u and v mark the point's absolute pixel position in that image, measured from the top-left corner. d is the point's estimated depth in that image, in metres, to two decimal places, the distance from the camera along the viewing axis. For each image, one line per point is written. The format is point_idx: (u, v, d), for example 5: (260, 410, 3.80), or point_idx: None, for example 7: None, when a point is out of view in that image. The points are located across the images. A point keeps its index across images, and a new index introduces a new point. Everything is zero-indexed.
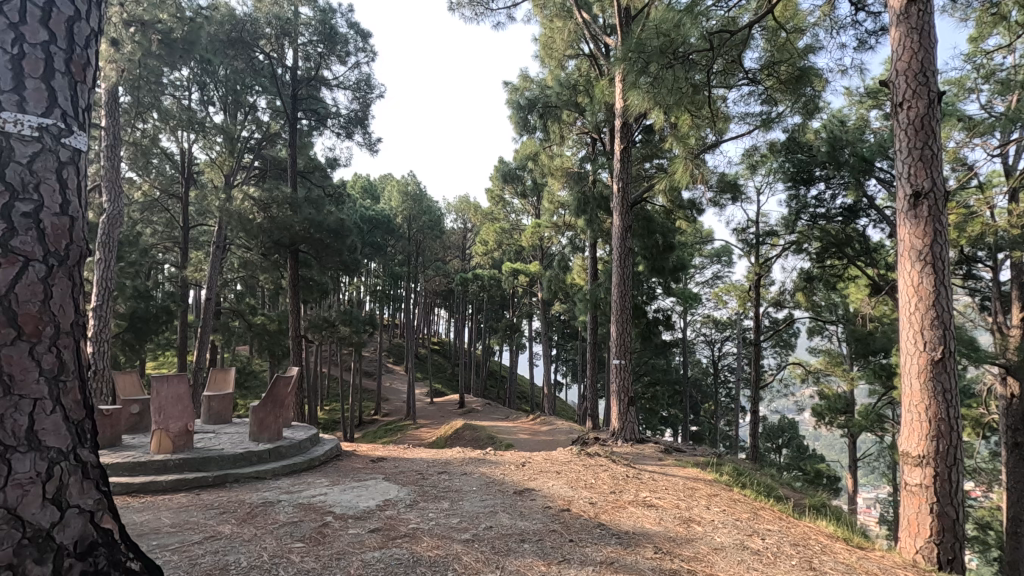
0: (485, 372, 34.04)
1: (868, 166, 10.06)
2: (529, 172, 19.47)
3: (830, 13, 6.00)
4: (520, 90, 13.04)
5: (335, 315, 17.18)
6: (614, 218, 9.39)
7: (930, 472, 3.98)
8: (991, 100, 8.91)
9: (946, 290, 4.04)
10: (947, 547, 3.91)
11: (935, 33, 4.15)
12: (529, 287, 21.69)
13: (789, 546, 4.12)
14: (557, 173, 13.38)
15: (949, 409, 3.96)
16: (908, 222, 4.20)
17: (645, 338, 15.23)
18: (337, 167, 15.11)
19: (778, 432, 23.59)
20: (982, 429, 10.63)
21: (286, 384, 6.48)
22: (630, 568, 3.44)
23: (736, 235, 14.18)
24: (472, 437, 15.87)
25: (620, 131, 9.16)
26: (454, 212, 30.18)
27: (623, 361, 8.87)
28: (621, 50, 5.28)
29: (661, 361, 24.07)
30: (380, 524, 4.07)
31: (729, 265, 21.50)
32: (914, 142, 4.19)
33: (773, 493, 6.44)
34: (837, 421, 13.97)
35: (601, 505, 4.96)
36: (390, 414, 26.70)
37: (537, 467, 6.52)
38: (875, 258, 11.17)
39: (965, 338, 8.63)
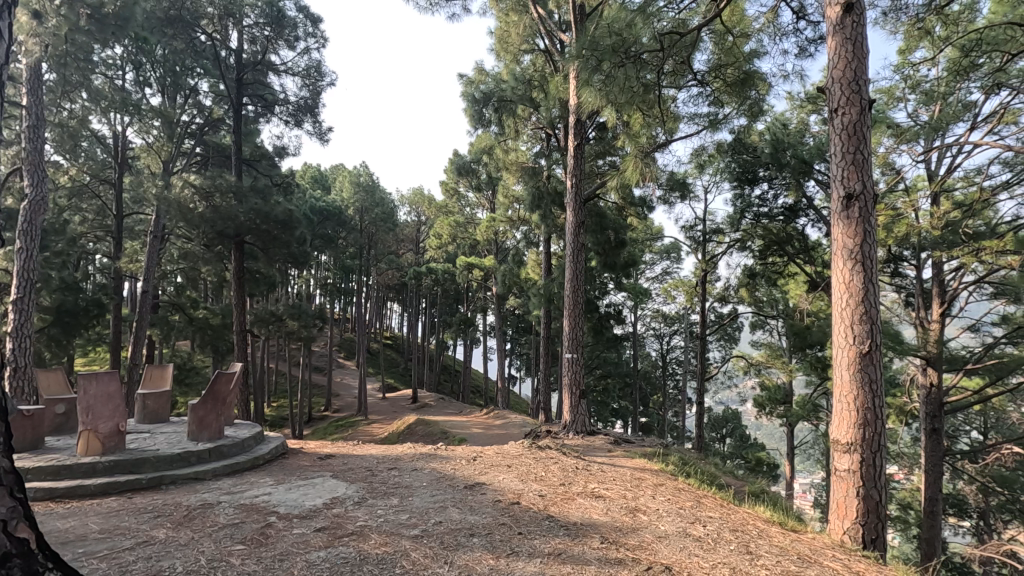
0: (439, 366, 33.85)
1: (807, 168, 10.58)
2: (484, 165, 19.43)
3: (775, 20, 6.25)
4: (475, 83, 12.96)
5: (283, 309, 16.62)
6: (567, 214, 9.48)
7: (856, 459, 4.23)
8: (917, 109, 9.50)
9: (874, 287, 4.30)
10: (871, 527, 4.19)
11: (867, 44, 4.39)
12: (483, 281, 21.71)
13: (729, 532, 4.29)
14: (511, 167, 13.33)
15: (874, 399, 4.22)
16: (841, 221, 4.43)
17: (597, 332, 15.51)
18: (286, 156, 14.54)
19: (722, 423, 24.63)
20: (905, 417, 11.36)
21: (228, 381, 6.24)
22: (577, 559, 3.50)
23: (683, 232, 14.66)
24: (425, 432, 15.76)
25: (573, 127, 9.28)
26: (408, 205, 29.79)
27: (575, 354, 9.01)
28: (574, 48, 5.34)
29: (613, 354, 24.58)
30: (326, 523, 3.98)
31: (678, 261, 22.16)
32: (847, 146, 4.43)
33: (716, 481, 6.70)
34: (776, 411, 14.65)
35: (550, 497, 5.03)
36: (341, 410, 26.17)
37: (488, 461, 6.52)
38: (813, 256, 11.75)
39: (891, 332, 9.25)
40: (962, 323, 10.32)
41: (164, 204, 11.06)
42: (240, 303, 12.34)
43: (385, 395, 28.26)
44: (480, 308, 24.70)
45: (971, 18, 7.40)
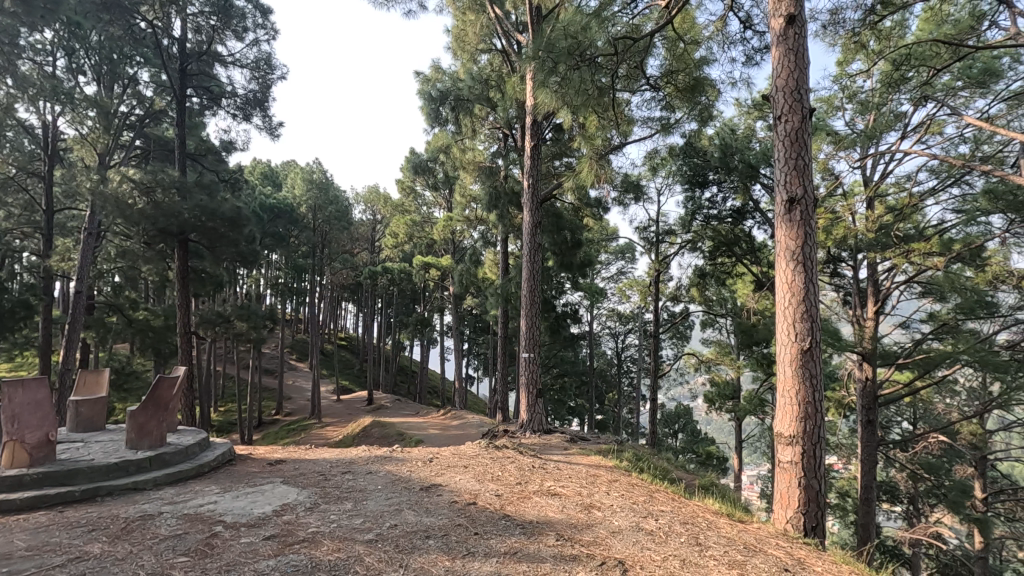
0: (395, 367, 33.37)
1: (753, 172, 11.01)
2: (441, 164, 19.29)
3: (723, 28, 6.47)
4: (432, 81, 12.82)
5: (230, 310, 16.00)
6: (524, 214, 9.51)
7: (798, 451, 4.43)
8: (853, 118, 10.03)
9: (814, 286, 4.51)
10: (811, 516, 4.40)
11: (808, 55, 4.61)
12: (440, 281, 21.57)
13: (679, 525, 4.41)
14: (469, 167, 13.31)
15: (814, 393, 4.43)
16: (784, 224, 4.63)
17: (554, 332, 15.64)
18: (234, 151, 13.99)
19: (674, 418, 25.34)
20: (843, 409, 12.02)
21: (170, 386, 5.97)
22: (532, 557, 3.53)
23: (637, 232, 14.98)
24: (381, 434, 15.50)
25: (530, 128, 9.35)
26: (363, 203, 29.25)
27: (533, 353, 9.07)
28: (531, 49, 5.37)
29: (570, 353, 24.85)
30: (276, 531, 3.86)
31: (632, 261, 22.63)
32: (790, 152, 4.63)
33: (668, 476, 6.88)
34: (725, 406, 15.17)
35: (506, 497, 5.03)
36: (293, 413, 25.42)
37: (444, 462, 6.48)
38: (759, 257, 12.22)
39: (830, 329, 9.73)
40: (894, 320, 10.98)
41: (100, 199, 10.45)
42: (185, 303, 11.81)
43: (339, 397, 27.63)
44: (437, 307, 24.49)
45: (901, 34, 7.89)
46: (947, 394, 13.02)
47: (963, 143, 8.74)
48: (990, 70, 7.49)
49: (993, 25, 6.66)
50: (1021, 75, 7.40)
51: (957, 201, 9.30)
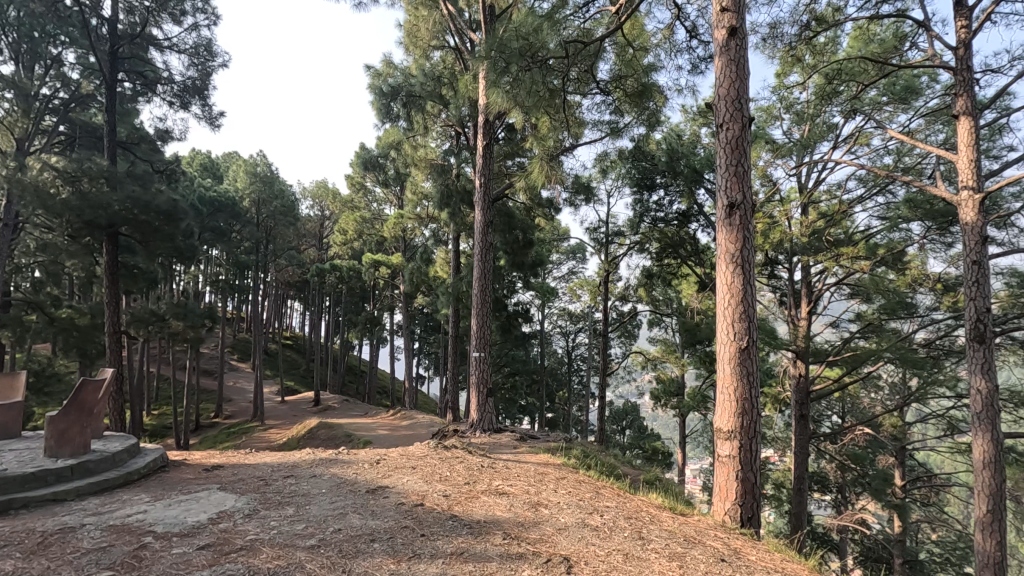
0: (343, 367, 32.57)
1: (698, 176, 11.36)
2: (391, 160, 18.97)
3: (670, 37, 6.67)
4: (383, 76, 12.57)
5: (165, 308, 15.16)
6: (476, 213, 9.48)
7: (736, 445, 4.62)
8: (790, 128, 10.54)
9: (751, 287, 4.73)
10: (747, 507, 4.60)
11: (748, 66, 4.82)
12: (390, 279, 21.24)
13: (623, 520, 4.52)
14: (420, 164, 13.17)
15: (751, 389, 4.64)
16: (725, 228, 4.82)
17: (505, 331, 15.68)
18: (171, 140, 13.27)
19: (622, 415, 25.91)
20: (779, 405, 12.63)
21: (96, 390, 5.62)
22: (479, 556, 3.53)
23: (588, 233, 15.24)
24: (328, 436, 15.10)
25: (482, 127, 9.34)
26: (310, 198, 28.38)
27: (483, 352, 9.07)
28: (482, 48, 5.37)
29: (521, 352, 24.99)
30: (211, 540, 3.69)
31: (583, 261, 23.01)
32: (731, 159, 4.82)
33: (614, 472, 7.03)
34: (670, 402, 15.64)
35: (454, 497, 5.01)
36: (233, 416, 24.38)
37: (392, 464, 6.38)
38: (703, 259, 12.65)
39: (766, 328, 10.20)
40: (825, 319, 11.61)
41: (17, 187, 9.66)
42: (113, 300, 11.11)
43: (283, 398, 26.71)
44: (387, 306, 24.05)
45: (833, 50, 8.35)
46: (872, 389, 13.93)
47: (888, 154, 9.36)
48: (912, 88, 8.06)
49: (915, 46, 7.17)
50: (937, 93, 8.00)
51: (882, 208, 9.97)
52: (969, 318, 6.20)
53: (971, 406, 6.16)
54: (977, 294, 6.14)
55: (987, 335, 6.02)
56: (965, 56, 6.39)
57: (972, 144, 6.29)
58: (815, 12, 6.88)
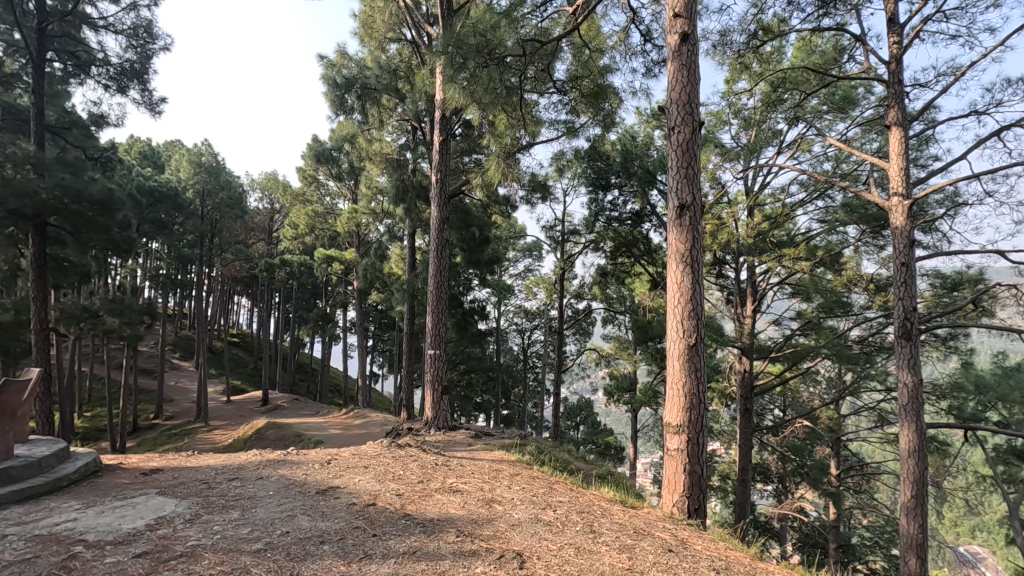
0: (293, 365, 31.63)
1: (651, 177, 11.62)
2: (345, 154, 18.56)
3: (626, 39, 6.79)
4: (337, 67, 12.25)
5: (99, 304, 14.31)
6: (432, 209, 9.38)
7: (684, 439, 4.76)
8: (737, 133, 10.94)
9: (700, 287, 4.89)
10: (694, 499, 4.77)
11: (698, 72, 4.97)
12: (344, 275, 20.77)
13: (576, 514, 4.60)
14: (375, 158, 12.94)
15: (698, 385, 4.80)
16: (675, 229, 4.96)
17: (461, 328, 15.60)
18: (106, 126, 12.52)
19: (576, 411, 26.27)
20: (725, 400, 13.11)
21: (21, 391, 5.26)
22: (432, 555, 3.51)
23: (544, 231, 15.37)
24: (276, 436, 14.64)
25: (439, 123, 9.26)
26: (259, 191, 27.38)
27: (438, 350, 9.00)
28: (439, 42, 5.31)
29: (477, 350, 24.93)
30: (149, 548, 3.52)
31: (539, 259, 23.19)
32: (681, 161, 4.96)
33: (567, 467, 7.13)
34: (623, 398, 15.99)
35: (408, 496, 4.97)
36: (175, 417, 23.30)
37: (344, 464, 6.25)
38: (655, 258, 12.94)
39: (713, 325, 10.56)
40: (769, 317, 12.11)
41: None
42: (40, 294, 10.39)
43: (229, 398, 25.71)
44: (340, 303, 23.50)
45: (778, 59, 8.71)
46: (810, 383, 14.65)
47: (827, 160, 9.85)
48: (849, 98, 8.52)
49: (852, 58, 7.57)
50: (872, 104, 8.49)
51: (821, 212, 10.47)
52: (898, 316, 6.60)
53: (898, 398, 6.58)
54: (905, 294, 6.53)
55: (913, 332, 6.44)
56: (896, 71, 6.80)
57: (902, 153, 6.69)
58: (761, 22, 7.17)
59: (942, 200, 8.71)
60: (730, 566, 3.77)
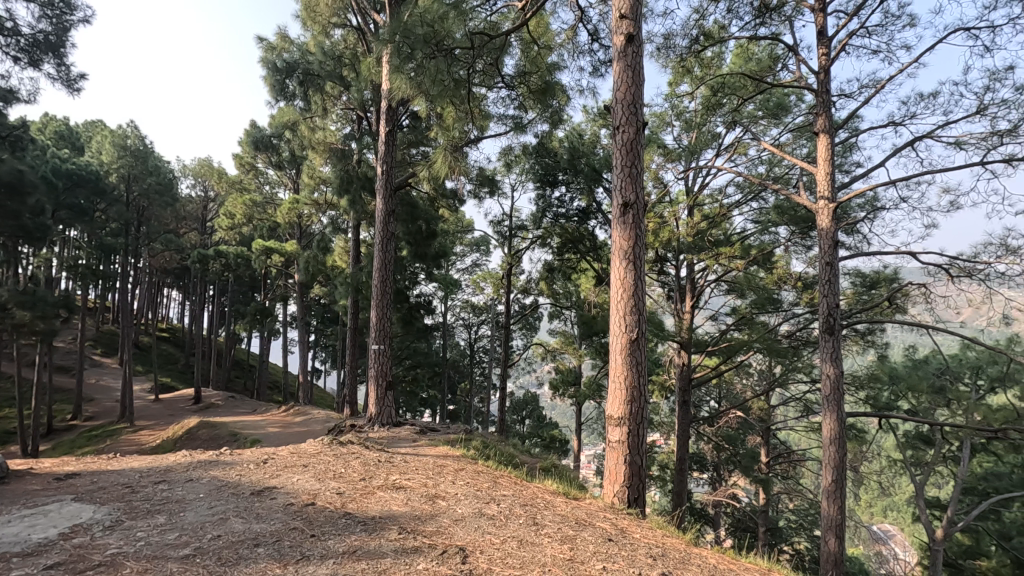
0: (229, 361, 30.23)
1: (597, 175, 11.81)
2: (286, 142, 17.83)
3: (573, 38, 6.87)
4: (277, 50, 11.73)
5: (6, 296, 13.11)
6: (377, 201, 9.15)
7: (625, 431, 4.88)
8: (679, 135, 11.28)
9: (641, 283, 5.02)
10: (634, 489, 4.91)
11: (642, 73, 5.08)
12: (283, 268, 20.04)
13: (519, 508, 4.63)
14: (318, 147, 12.51)
15: (639, 379, 4.92)
16: (619, 226, 5.06)
17: (407, 323, 15.37)
18: (16, 101, 11.46)
19: (522, 405, 26.48)
20: (665, 392, 13.56)
21: None
22: (373, 554, 3.45)
23: (492, 226, 15.37)
24: (209, 436, 13.94)
25: (385, 113, 9.05)
26: (191, 177, 25.90)
27: (383, 345, 8.82)
28: (386, 30, 5.19)
29: (423, 344, 24.64)
30: (63, 558, 3.26)
31: (486, 254, 23.17)
32: (625, 160, 5.07)
33: (512, 461, 7.17)
34: (567, 391, 16.25)
35: (349, 494, 4.85)
36: (96, 417, 21.77)
37: (281, 463, 6.02)
38: (600, 255, 13.19)
39: (654, 320, 10.88)
40: (706, 313, 12.60)
41: None
42: None
43: (157, 396, 24.25)
44: (279, 296, 22.63)
45: (718, 64, 9.05)
46: (743, 376, 15.37)
47: (761, 164, 10.33)
48: (782, 105, 8.97)
49: (785, 68, 7.97)
50: (802, 111, 8.97)
51: (755, 213, 10.98)
52: (822, 312, 7.02)
53: (822, 389, 7.00)
54: (829, 291, 6.96)
55: (835, 327, 6.87)
56: (824, 81, 7.21)
57: (829, 159, 7.11)
58: (702, 28, 7.42)
59: (863, 204, 9.32)
60: (667, 553, 3.91)
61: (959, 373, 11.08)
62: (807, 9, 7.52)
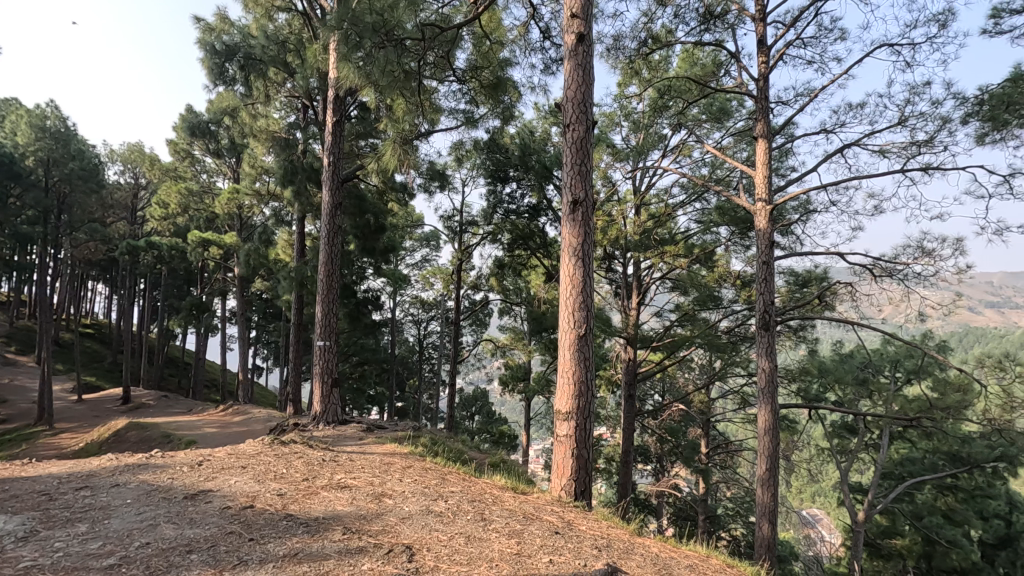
0: (161, 358, 28.60)
1: (547, 173, 11.91)
2: (225, 129, 16.99)
3: (525, 35, 6.88)
4: (216, 31, 11.13)
5: None
6: (323, 193, 8.86)
7: (572, 425, 4.95)
8: (627, 135, 11.52)
9: (589, 280, 5.09)
10: (580, 482, 4.99)
11: (592, 72, 5.14)
12: (222, 261, 19.14)
13: (467, 504, 4.62)
14: (260, 136, 11.99)
15: (587, 373, 4.99)
16: (568, 223, 5.11)
17: (353, 318, 15.00)
18: None
19: (471, 401, 26.41)
20: (611, 386, 13.86)
21: None
22: (315, 556, 3.34)
23: (442, 221, 15.22)
24: (139, 438, 13.15)
25: (332, 103, 8.78)
26: (119, 162, 24.27)
27: (328, 341, 8.57)
28: (333, 17, 5.00)
29: (370, 340, 24.12)
30: None
31: (436, 249, 22.92)
32: (575, 158, 5.12)
33: (461, 457, 7.14)
34: (517, 386, 16.35)
35: (290, 495, 4.69)
36: (9, 420, 20.11)
37: (217, 465, 5.75)
38: (550, 251, 13.28)
39: (602, 316, 11.09)
40: (651, 310, 12.94)
41: None
42: None
43: (80, 397, 22.65)
44: (218, 290, 21.59)
45: (665, 68, 9.29)
46: (686, 370, 15.89)
47: (705, 166, 10.69)
48: (725, 110, 9.31)
49: (728, 73, 8.28)
50: (743, 116, 9.35)
51: (698, 213, 11.37)
52: (759, 309, 7.35)
53: (757, 382, 7.34)
54: (765, 290, 7.29)
55: (770, 324, 7.20)
56: (764, 88, 7.53)
57: (767, 163, 7.43)
58: (651, 31, 7.60)
59: (797, 206, 9.82)
60: (612, 544, 3.99)
61: (880, 366, 11.85)
62: (748, 18, 7.82)
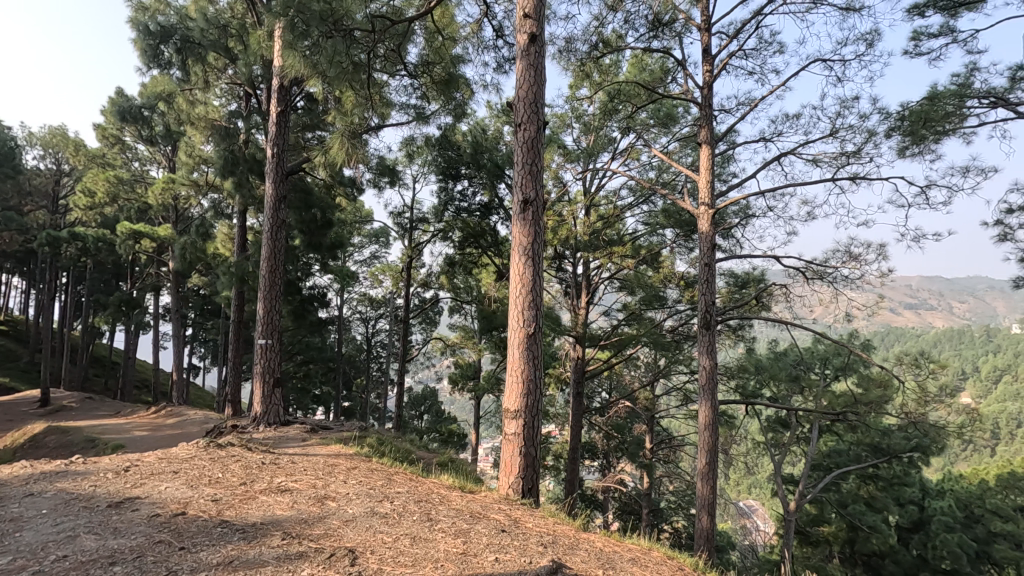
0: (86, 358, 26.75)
1: (499, 171, 11.92)
2: (160, 115, 16.03)
3: (478, 33, 6.86)
4: (151, 11, 10.49)
5: None
6: (266, 185, 8.50)
7: (520, 423, 4.96)
8: (578, 136, 11.69)
9: (539, 279, 5.12)
10: (527, 479, 5.01)
11: (544, 73, 5.17)
12: (155, 254, 18.09)
13: (413, 504, 4.55)
14: (198, 124, 11.40)
15: (535, 372, 5.01)
16: (519, 222, 5.12)
17: (297, 316, 14.51)
18: None
19: (420, 401, 26.09)
20: (560, 384, 14.02)
21: None
22: (252, 563, 3.20)
23: (392, 217, 14.96)
24: (59, 442, 12.25)
25: (277, 92, 8.44)
26: (39, 147, 22.52)
27: (270, 340, 8.25)
28: (278, 3, 4.82)
29: (316, 339, 23.40)
30: None
31: (386, 246, 22.51)
32: (525, 158, 5.13)
33: (408, 457, 7.03)
34: (467, 385, 16.30)
35: (227, 500, 4.48)
36: None
37: (147, 470, 5.43)
38: (501, 250, 13.31)
39: (552, 315, 11.22)
40: (599, 309, 13.16)
41: None
42: None
43: None
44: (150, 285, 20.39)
45: (616, 72, 9.48)
46: (632, 367, 16.28)
47: (652, 169, 10.99)
48: (671, 116, 9.59)
49: (675, 80, 8.53)
50: (688, 123, 9.68)
51: (645, 215, 11.68)
52: (701, 309, 7.60)
53: (698, 380, 7.60)
54: (707, 290, 7.55)
55: (711, 323, 7.46)
56: (707, 96, 7.81)
57: (710, 168, 7.71)
58: (602, 36, 7.72)
59: (738, 211, 10.25)
60: (558, 539, 4.04)
61: (811, 364, 12.53)
62: (694, 28, 8.09)
